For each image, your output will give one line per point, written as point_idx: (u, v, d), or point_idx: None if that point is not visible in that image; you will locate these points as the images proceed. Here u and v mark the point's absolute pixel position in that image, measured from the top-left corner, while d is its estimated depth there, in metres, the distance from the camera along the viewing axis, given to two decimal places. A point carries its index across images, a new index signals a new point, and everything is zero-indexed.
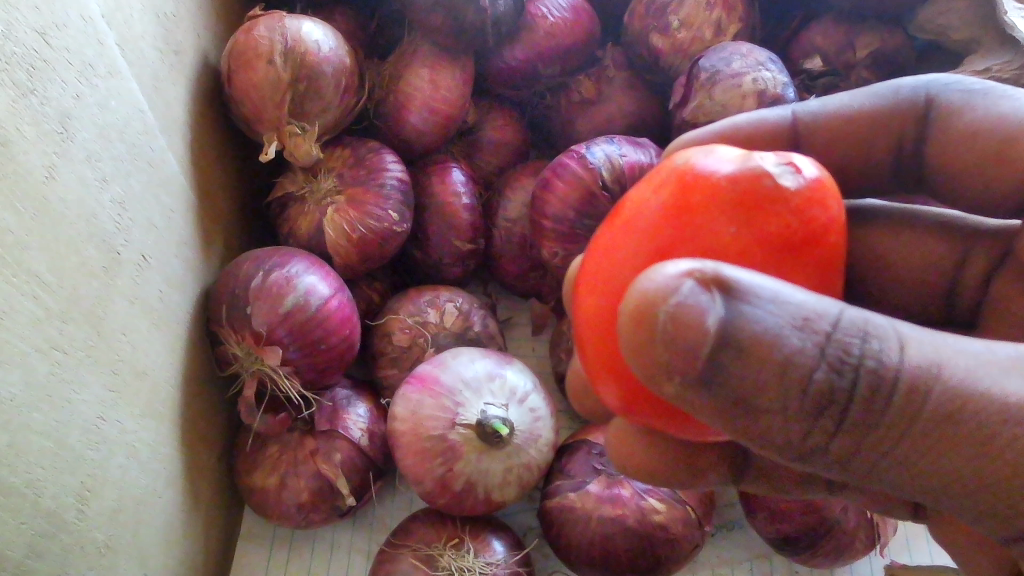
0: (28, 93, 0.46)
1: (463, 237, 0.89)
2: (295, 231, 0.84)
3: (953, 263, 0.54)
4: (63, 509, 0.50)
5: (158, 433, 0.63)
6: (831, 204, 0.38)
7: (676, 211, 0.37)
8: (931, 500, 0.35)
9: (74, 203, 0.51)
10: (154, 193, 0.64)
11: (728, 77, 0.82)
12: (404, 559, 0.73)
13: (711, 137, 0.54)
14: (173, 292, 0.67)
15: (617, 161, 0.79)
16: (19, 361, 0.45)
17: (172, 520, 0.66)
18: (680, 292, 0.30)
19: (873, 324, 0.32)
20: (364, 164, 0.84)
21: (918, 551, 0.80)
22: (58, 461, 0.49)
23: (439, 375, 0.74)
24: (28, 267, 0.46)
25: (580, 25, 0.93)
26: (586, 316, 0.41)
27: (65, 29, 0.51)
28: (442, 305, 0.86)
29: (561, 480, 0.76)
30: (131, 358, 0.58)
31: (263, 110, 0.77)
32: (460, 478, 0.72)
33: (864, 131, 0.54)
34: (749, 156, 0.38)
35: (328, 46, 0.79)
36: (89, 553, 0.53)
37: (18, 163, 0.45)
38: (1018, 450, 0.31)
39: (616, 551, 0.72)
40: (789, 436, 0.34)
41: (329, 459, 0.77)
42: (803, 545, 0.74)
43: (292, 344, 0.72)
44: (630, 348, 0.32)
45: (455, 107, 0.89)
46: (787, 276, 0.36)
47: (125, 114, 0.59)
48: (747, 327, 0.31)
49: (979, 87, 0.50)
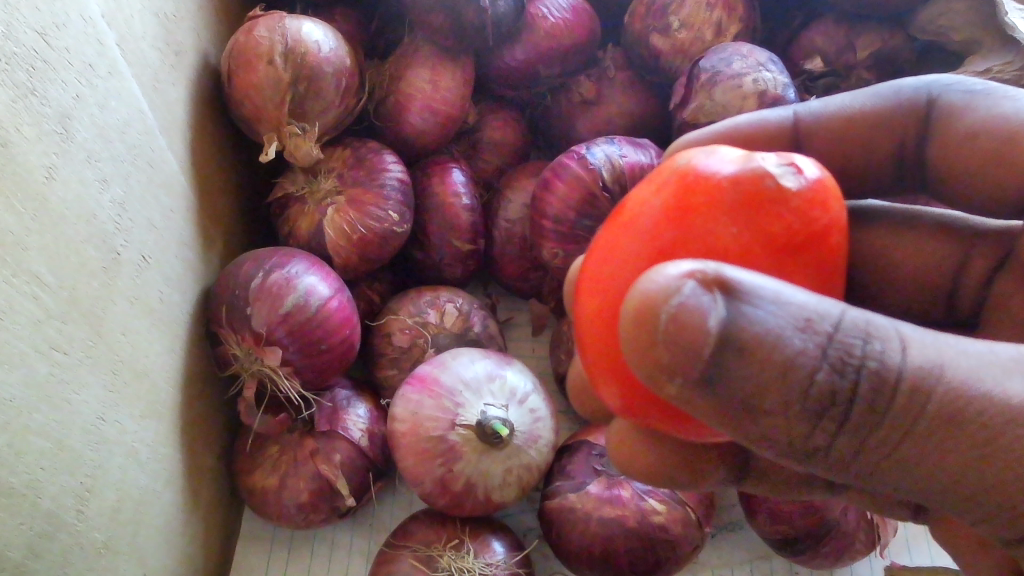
0: (28, 93, 0.46)
1: (463, 238, 0.89)
2: (295, 231, 0.84)
3: (953, 264, 0.54)
4: (63, 509, 0.50)
5: (158, 433, 0.62)
6: (832, 205, 0.38)
7: (678, 212, 0.37)
8: (933, 501, 0.35)
9: (74, 203, 0.51)
10: (154, 193, 0.64)
11: (728, 78, 0.82)
12: (404, 560, 0.73)
13: (711, 137, 0.54)
14: (173, 292, 0.67)
15: (617, 162, 0.79)
16: (19, 361, 0.45)
17: (171, 520, 0.66)
18: (682, 292, 0.30)
19: (875, 324, 0.32)
20: (365, 165, 0.84)
21: (918, 551, 0.80)
22: (58, 462, 0.49)
23: (439, 375, 0.74)
24: (27, 267, 0.46)
25: (581, 25, 0.93)
26: (587, 316, 0.41)
27: (65, 29, 0.51)
28: (442, 305, 0.86)
29: (562, 481, 0.76)
30: (130, 358, 0.58)
31: (263, 110, 0.77)
32: (460, 478, 0.71)
33: (865, 132, 0.54)
34: (750, 156, 0.38)
35: (329, 46, 0.79)
36: (88, 554, 0.53)
37: (19, 164, 0.45)
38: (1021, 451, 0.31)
39: (617, 552, 0.71)
40: (791, 437, 0.34)
41: (329, 459, 0.76)
42: (803, 546, 0.74)
43: (292, 344, 0.72)
44: (632, 349, 0.32)
45: (455, 107, 0.89)
46: (788, 277, 0.36)
47: (124, 113, 0.59)
48: (749, 328, 0.31)
49: (981, 88, 0.50)
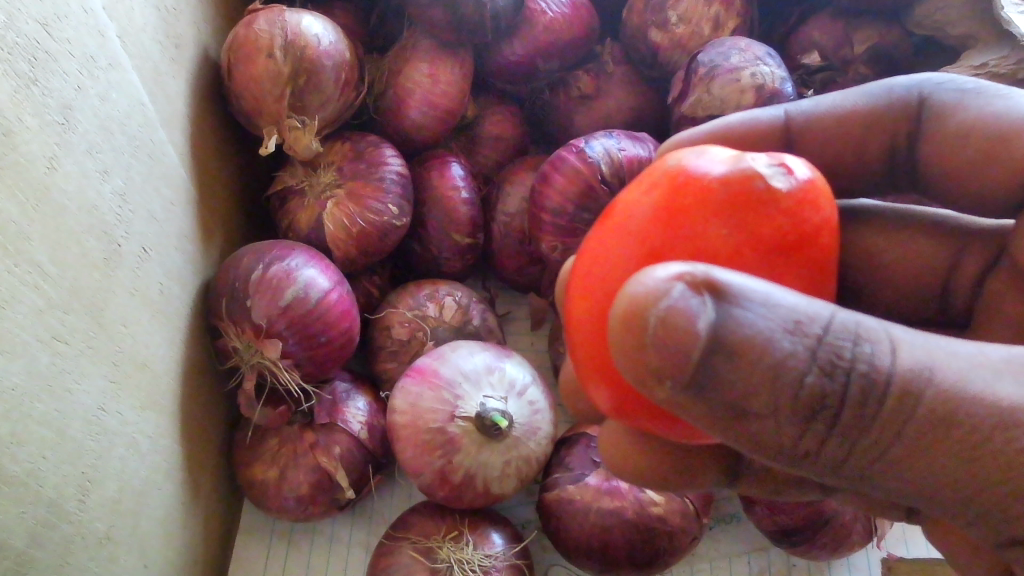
0: (30, 84, 0.47)
1: (462, 231, 0.89)
2: (294, 225, 0.84)
3: (947, 263, 0.55)
4: (64, 499, 0.50)
5: (159, 425, 0.63)
6: (822, 206, 0.38)
7: (668, 213, 0.38)
8: (925, 505, 0.35)
9: (76, 195, 0.52)
10: (154, 186, 0.64)
11: (726, 72, 0.83)
12: (403, 551, 0.73)
13: (703, 138, 0.55)
14: (173, 285, 0.67)
15: (616, 156, 0.80)
16: (21, 350, 0.45)
17: (172, 512, 0.66)
18: (671, 295, 0.30)
19: (864, 326, 0.33)
20: (364, 158, 0.84)
21: (915, 543, 0.81)
22: (59, 452, 0.49)
23: (439, 367, 0.75)
24: (28, 257, 0.46)
25: (580, 20, 0.93)
26: (579, 318, 0.42)
27: (66, 21, 0.51)
28: (442, 298, 0.87)
29: (560, 473, 0.76)
30: (131, 350, 0.58)
31: (263, 103, 0.77)
32: (459, 470, 0.72)
33: (858, 130, 0.54)
34: (742, 156, 0.38)
35: (328, 40, 0.78)
36: (89, 544, 0.53)
37: (21, 155, 0.46)
38: (1012, 453, 0.31)
39: (615, 543, 0.72)
40: (781, 439, 0.34)
41: (329, 451, 0.77)
42: (800, 537, 0.75)
43: (291, 338, 0.73)
44: (621, 351, 0.33)
45: (455, 101, 0.89)
46: (779, 277, 0.37)
47: (125, 106, 0.59)
48: (738, 330, 0.31)
49: (972, 86, 0.51)
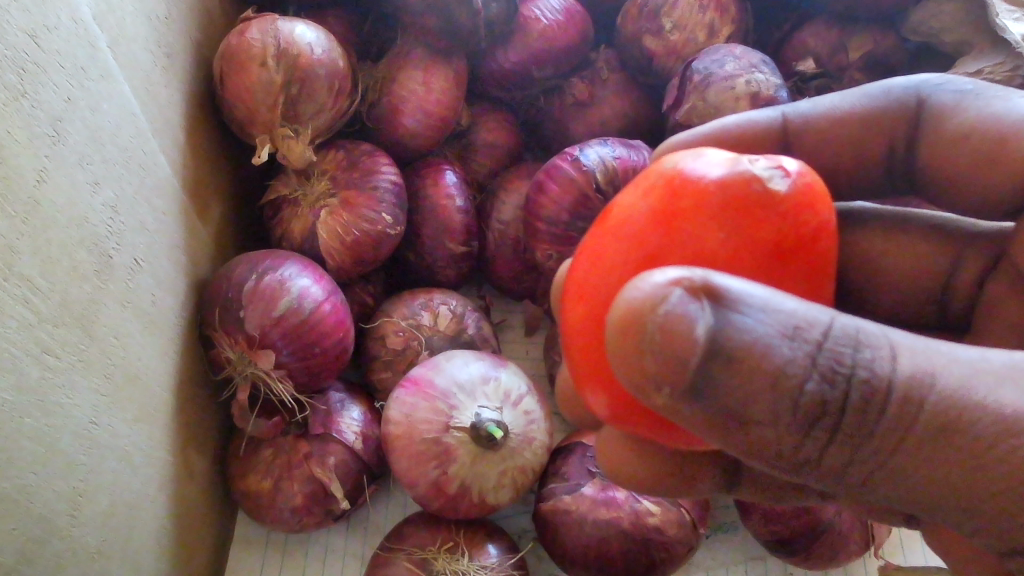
0: (19, 96, 0.46)
1: (457, 239, 0.89)
2: (288, 234, 0.84)
3: (943, 267, 0.54)
4: (55, 515, 0.50)
5: (151, 438, 0.62)
6: (820, 209, 0.38)
7: (665, 216, 0.37)
8: (927, 513, 0.35)
9: (65, 208, 0.51)
10: (146, 196, 0.63)
11: (721, 79, 0.82)
12: (398, 563, 0.73)
13: (700, 140, 0.54)
14: (166, 295, 0.66)
15: (611, 163, 0.79)
16: (10, 366, 0.45)
17: (165, 525, 0.65)
18: (669, 300, 0.30)
19: (865, 332, 0.32)
20: (359, 167, 0.83)
21: (912, 552, 0.80)
22: (50, 467, 0.49)
23: (434, 378, 0.74)
24: (18, 270, 0.46)
25: (572, 27, 0.92)
26: (575, 323, 0.41)
27: (55, 31, 0.50)
28: (436, 307, 0.86)
29: (556, 483, 0.76)
30: (124, 363, 0.58)
31: (256, 113, 0.77)
32: (455, 481, 0.71)
33: (855, 132, 0.54)
34: (739, 159, 0.38)
35: (321, 48, 0.78)
36: (79, 559, 0.53)
37: (11, 168, 0.45)
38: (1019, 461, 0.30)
39: (611, 552, 0.72)
40: (780, 448, 0.34)
41: (323, 462, 0.76)
42: (798, 546, 0.74)
43: (285, 347, 0.72)
44: (618, 357, 0.32)
45: (449, 109, 0.89)
46: (778, 283, 0.37)
47: (116, 116, 0.58)
48: (736, 337, 0.31)
49: (971, 87, 0.50)
